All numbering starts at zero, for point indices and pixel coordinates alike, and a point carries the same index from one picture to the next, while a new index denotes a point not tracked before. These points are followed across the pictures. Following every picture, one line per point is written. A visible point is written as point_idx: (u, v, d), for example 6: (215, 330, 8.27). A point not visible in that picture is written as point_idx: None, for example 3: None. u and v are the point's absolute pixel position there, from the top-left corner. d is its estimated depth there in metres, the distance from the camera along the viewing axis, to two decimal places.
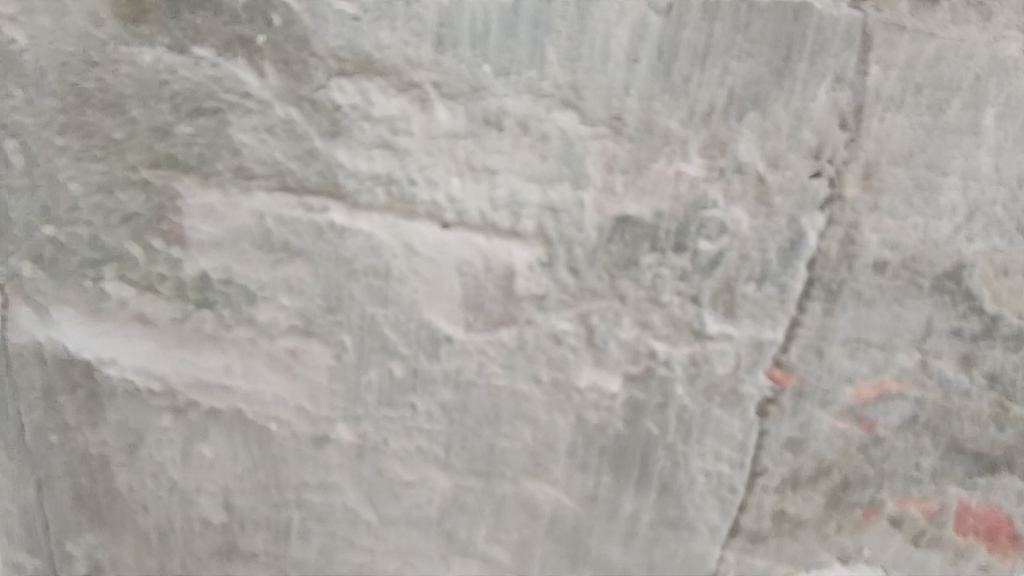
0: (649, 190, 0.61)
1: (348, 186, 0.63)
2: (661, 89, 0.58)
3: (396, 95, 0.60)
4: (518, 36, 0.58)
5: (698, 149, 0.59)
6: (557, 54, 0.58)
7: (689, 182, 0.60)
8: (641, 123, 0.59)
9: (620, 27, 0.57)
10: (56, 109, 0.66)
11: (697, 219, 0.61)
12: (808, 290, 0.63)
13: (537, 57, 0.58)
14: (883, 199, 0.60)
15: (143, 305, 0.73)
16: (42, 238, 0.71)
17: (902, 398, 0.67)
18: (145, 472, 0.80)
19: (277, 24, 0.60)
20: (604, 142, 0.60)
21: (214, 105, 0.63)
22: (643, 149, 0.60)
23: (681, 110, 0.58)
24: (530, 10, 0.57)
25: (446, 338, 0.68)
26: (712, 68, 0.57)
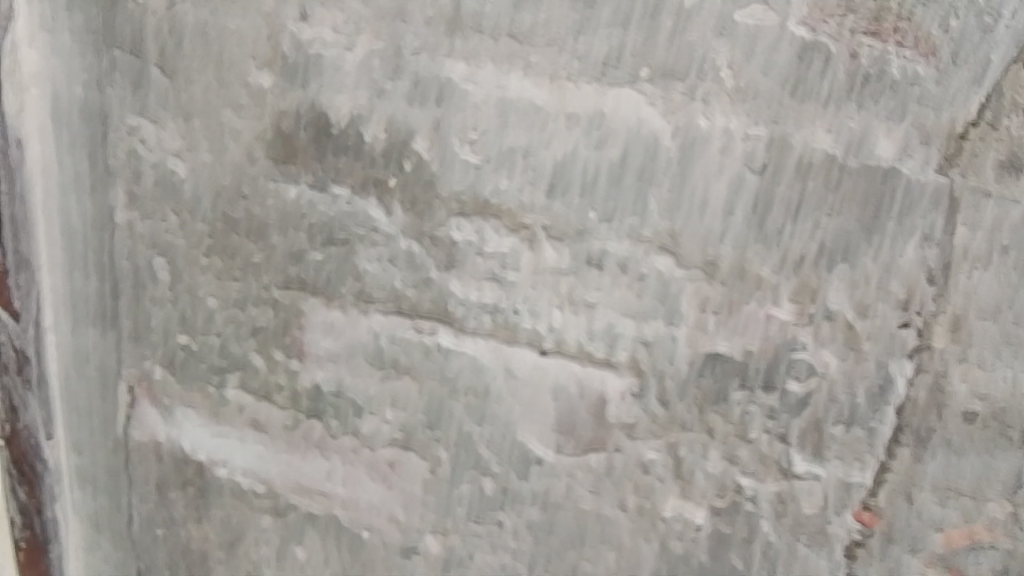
0: (740, 329, 0.64)
1: (457, 313, 0.69)
2: (756, 239, 0.61)
3: (508, 235, 0.65)
4: (624, 187, 0.62)
5: (790, 294, 0.62)
6: (659, 204, 0.62)
7: (781, 324, 0.63)
8: (735, 268, 0.62)
9: (717, 182, 0.60)
10: (205, 232, 0.73)
11: (786, 360, 0.64)
12: (898, 435, 0.64)
13: (639, 205, 0.62)
14: (971, 350, 0.62)
15: (259, 411, 0.80)
16: (176, 344, 0.79)
17: (992, 546, 0.66)
18: (240, 570, 0.85)
19: (408, 169, 0.65)
20: (698, 285, 0.63)
21: (345, 236, 0.69)
22: (736, 293, 0.63)
23: (774, 259, 0.62)
24: (638, 165, 0.61)
25: (537, 459, 0.72)
26: (804, 222, 0.60)
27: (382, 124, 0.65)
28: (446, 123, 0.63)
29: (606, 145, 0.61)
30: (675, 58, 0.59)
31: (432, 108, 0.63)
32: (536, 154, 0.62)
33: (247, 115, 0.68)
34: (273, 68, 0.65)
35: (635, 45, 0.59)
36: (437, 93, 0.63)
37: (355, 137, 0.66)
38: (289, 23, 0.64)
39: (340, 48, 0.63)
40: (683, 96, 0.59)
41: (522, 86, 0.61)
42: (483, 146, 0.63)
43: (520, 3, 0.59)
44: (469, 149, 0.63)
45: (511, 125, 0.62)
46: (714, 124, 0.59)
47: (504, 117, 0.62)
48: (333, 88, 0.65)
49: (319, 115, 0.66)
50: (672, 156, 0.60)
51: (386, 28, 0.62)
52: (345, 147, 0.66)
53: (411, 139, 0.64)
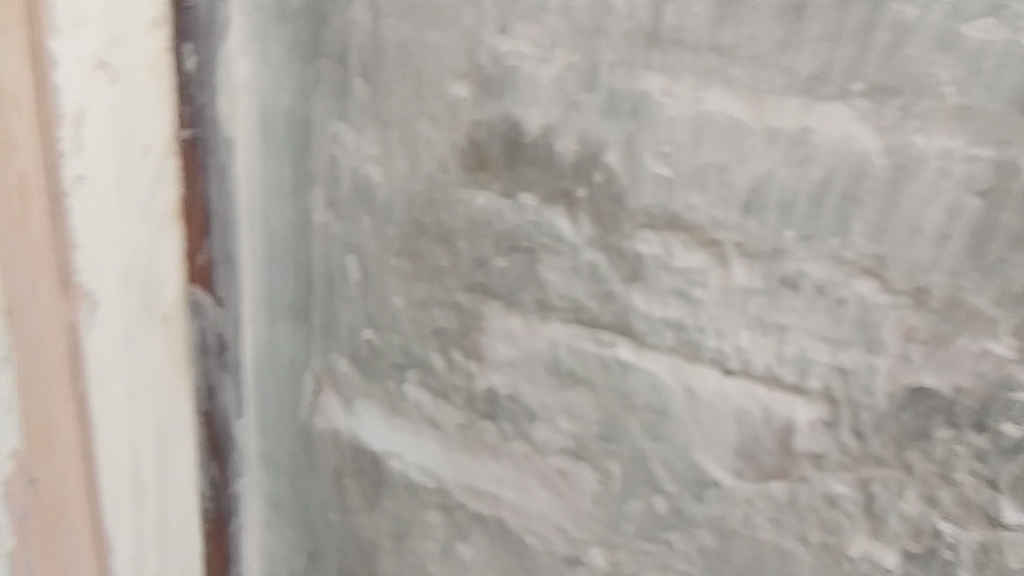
0: (949, 365, 0.59)
1: (639, 327, 0.68)
2: (973, 268, 0.57)
3: (696, 251, 0.64)
4: (825, 209, 0.59)
5: (1010, 328, 0.57)
6: (865, 227, 0.58)
7: (996, 362, 0.58)
8: (946, 299, 0.58)
9: (931, 206, 0.56)
10: (397, 236, 0.77)
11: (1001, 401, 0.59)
12: None
13: (842, 227, 0.59)
14: None
15: (436, 410, 0.82)
16: (362, 340, 0.83)
17: None
18: (409, 561, 0.89)
19: (598, 182, 0.65)
20: (903, 315, 0.59)
21: (531, 245, 0.70)
22: (947, 326, 0.59)
23: (991, 291, 0.57)
24: (843, 186, 0.58)
25: (715, 482, 0.70)
26: None
27: (575, 137, 0.65)
28: (639, 137, 0.63)
29: (809, 163, 0.58)
30: (890, 75, 0.55)
31: (626, 122, 0.63)
32: (732, 172, 0.61)
33: (443, 125, 0.70)
34: (470, 79, 0.67)
35: (847, 59, 0.56)
36: (631, 108, 0.62)
37: (546, 149, 0.66)
38: (487, 36, 0.65)
39: (537, 60, 0.64)
40: (898, 113, 0.56)
41: (721, 102, 0.59)
42: (677, 161, 0.62)
43: (723, 16, 0.57)
44: (661, 163, 0.63)
45: (707, 140, 0.60)
46: (932, 143, 0.55)
47: (700, 131, 0.61)
48: (528, 102, 0.66)
49: (513, 128, 0.67)
50: (882, 176, 0.57)
51: (584, 42, 0.62)
52: (535, 159, 0.67)
53: (603, 152, 0.64)
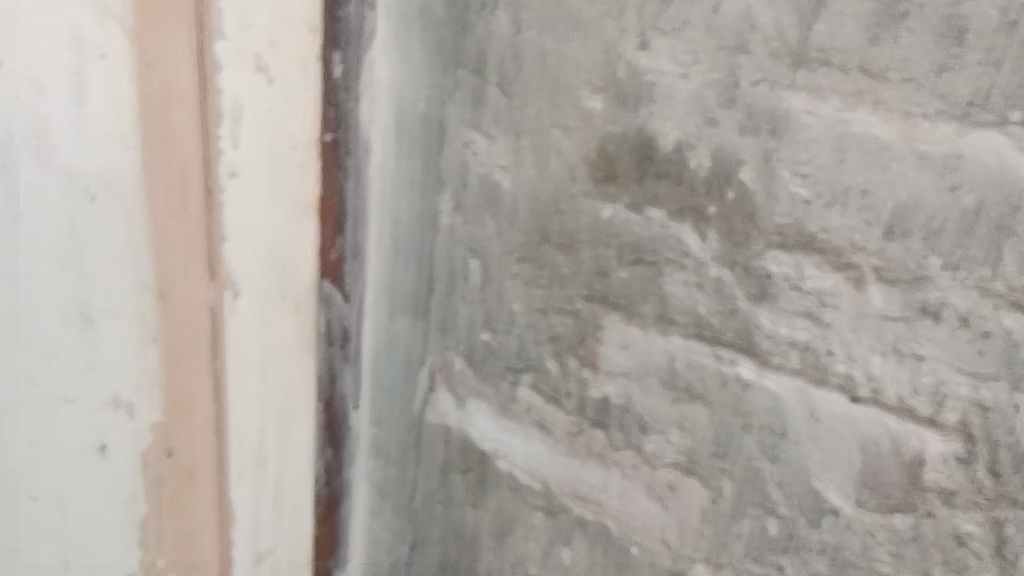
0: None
1: (762, 345, 0.67)
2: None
3: (830, 272, 0.62)
4: (976, 237, 0.56)
5: None
6: (1019, 256, 0.54)
7: None
8: None
9: None
10: (520, 242, 0.78)
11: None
12: None
13: (993, 256, 0.56)
14: None
15: (546, 414, 0.83)
16: (478, 340, 0.85)
17: None
18: (508, 560, 0.91)
19: (730, 200, 0.65)
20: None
21: (655, 257, 0.70)
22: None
23: None
24: (997, 215, 0.55)
25: (832, 509, 0.68)
26: None
27: (709, 152, 0.65)
28: (777, 155, 0.62)
29: (962, 190, 0.55)
30: None
31: (765, 140, 0.62)
32: (874, 194, 0.59)
33: (574, 135, 0.71)
34: (606, 93, 0.68)
35: (1009, 84, 0.53)
36: (771, 125, 0.61)
37: (678, 163, 0.66)
38: (626, 50, 0.66)
39: (676, 75, 0.64)
40: None
41: (869, 124, 0.58)
42: (818, 181, 0.61)
43: (878, 40, 0.56)
44: (799, 182, 0.61)
45: (851, 162, 0.59)
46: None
47: (843, 152, 0.59)
48: (663, 115, 0.66)
49: (646, 140, 0.67)
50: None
51: (726, 58, 0.62)
52: (667, 172, 0.67)
53: (738, 168, 0.64)
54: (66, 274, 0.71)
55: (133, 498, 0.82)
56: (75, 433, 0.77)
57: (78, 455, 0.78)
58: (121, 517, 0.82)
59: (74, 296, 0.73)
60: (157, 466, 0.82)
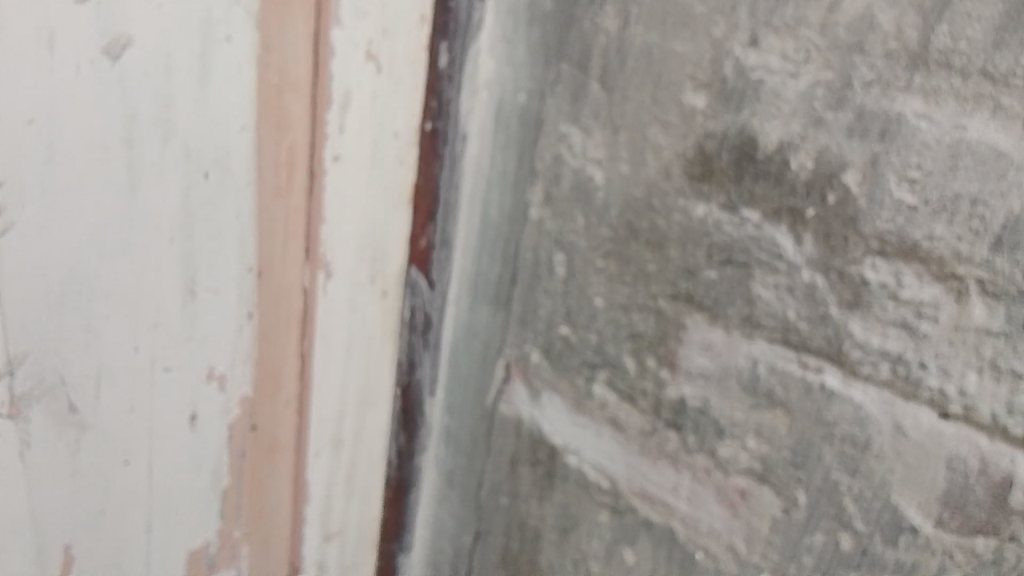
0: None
1: (851, 355, 0.67)
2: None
3: (931, 283, 0.62)
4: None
5: None
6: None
7: None
8: None
9: None
10: (607, 237, 0.79)
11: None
12: None
13: None
14: None
15: (620, 412, 0.84)
16: (558, 334, 0.86)
17: None
18: (571, 556, 0.91)
19: (831, 203, 0.65)
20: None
21: (746, 259, 0.70)
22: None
23: None
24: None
25: (911, 527, 0.67)
26: None
27: (812, 154, 0.65)
28: (885, 159, 0.62)
29: None
30: None
31: (873, 143, 0.62)
32: (986, 204, 0.58)
33: (674, 133, 0.71)
34: (710, 90, 0.68)
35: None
36: (881, 128, 0.61)
37: (780, 164, 0.66)
38: (735, 47, 0.66)
39: (785, 74, 0.64)
40: None
41: (987, 130, 0.57)
42: (926, 187, 0.60)
43: (1004, 43, 0.55)
44: (906, 188, 0.61)
45: (964, 168, 0.58)
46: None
47: (957, 159, 0.59)
48: (767, 115, 0.66)
49: (747, 140, 0.68)
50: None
51: (839, 58, 0.62)
52: (767, 173, 0.67)
53: (842, 172, 0.64)
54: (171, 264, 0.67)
55: (221, 490, 0.82)
56: (174, 438, 0.74)
57: (179, 458, 0.76)
58: (204, 494, 0.80)
59: (180, 294, 0.69)
60: (245, 449, 0.83)
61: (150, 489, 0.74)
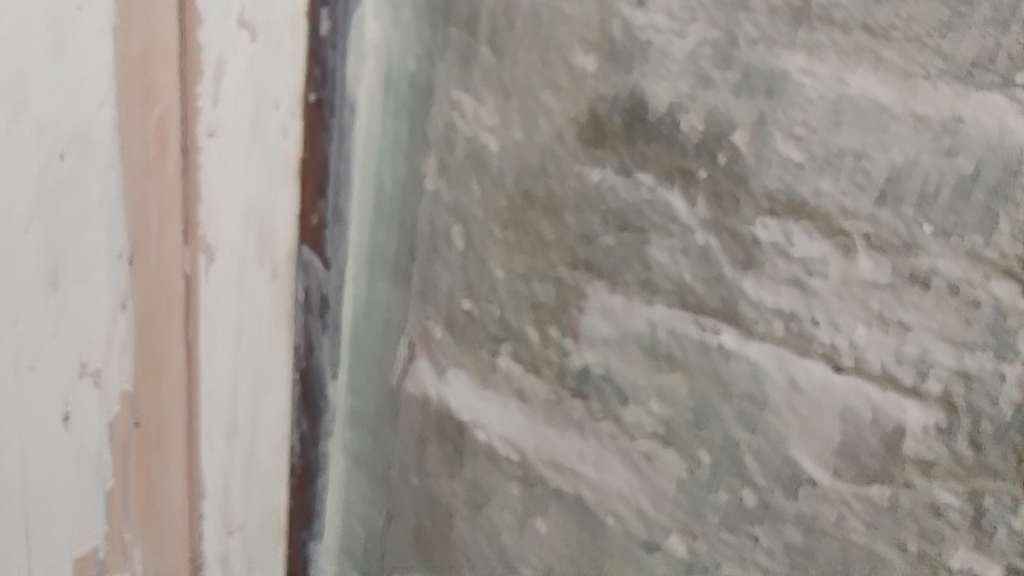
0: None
1: (746, 314, 0.68)
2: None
3: (819, 239, 0.63)
4: (971, 202, 0.57)
5: None
6: (1012, 227, 0.57)
7: None
8: None
9: None
10: (504, 206, 0.77)
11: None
12: None
13: (986, 224, 0.57)
14: None
15: (525, 383, 0.83)
16: (459, 308, 0.84)
17: None
18: (482, 531, 0.90)
19: (721, 163, 0.65)
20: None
21: (641, 224, 0.70)
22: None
23: None
24: (993, 179, 0.56)
25: (809, 479, 0.69)
26: None
27: (701, 114, 0.65)
28: (771, 116, 0.62)
29: (959, 154, 0.57)
30: None
31: (759, 101, 0.62)
32: (869, 158, 0.60)
33: (565, 97, 0.70)
34: (599, 51, 0.68)
35: (1014, 46, 0.54)
36: (766, 86, 0.62)
37: (670, 126, 0.67)
38: (622, 8, 0.66)
39: (671, 34, 0.64)
40: None
41: (867, 83, 0.58)
42: (811, 144, 0.61)
43: None
44: (792, 146, 0.62)
45: (846, 123, 0.60)
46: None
47: (839, 114, 0.60)
48: (656, 76, 0.66)
49: (638, 102, 0.67)
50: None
51: (722, 17, 0.62)
52: (657, 135, 0.67)
53: (730, 131, 0.64)
54: (31, 254, 0.60)
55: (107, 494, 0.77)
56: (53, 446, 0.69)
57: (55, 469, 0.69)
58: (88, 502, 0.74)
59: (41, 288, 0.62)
60: (130, 445, 0.78)
61: (24, 500, 0.67)
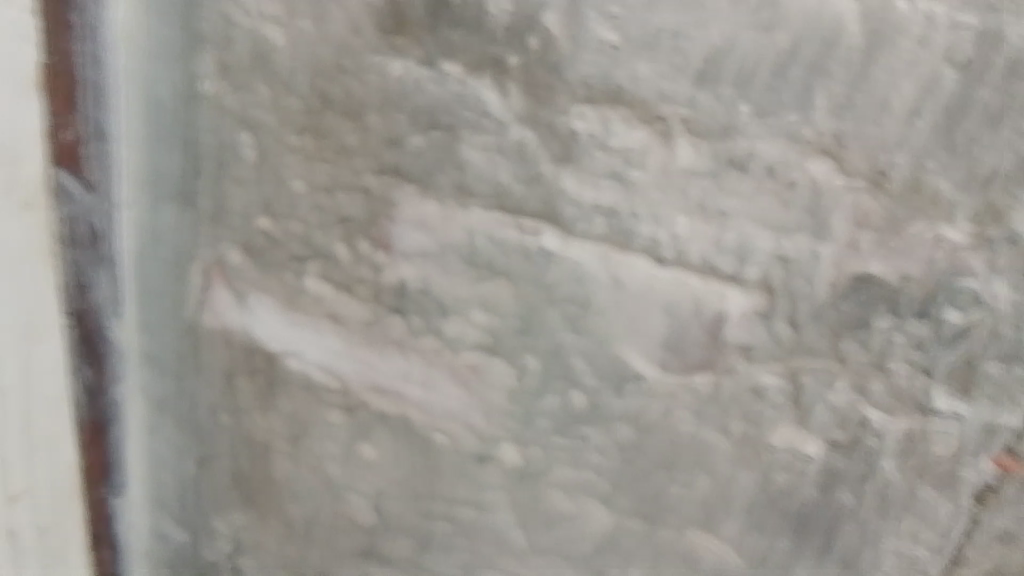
0: (902, 252, 0.62)
1: (566, 214, 0.65)
2: (942, 147, 0.58)
3: (638, 128, 0.61)
4: (789, 79, 0.58)
5: (968, 215, 0.60)
6: (829, 101, 0.58)
7: (950, 249, 0.61)
8: (908, 181, 0.59)
9: (906, 78, 0.57)
10: (298, 109, 0.68)
11: (947, 288, 0.62)
12: None
13: (804, 101, 0.58)
14: None
15: (337, 304, 0.76)
16: (256, 228, 0.75)
17: None
18: (305, 465, 0.84)
19: (533, 49, 0.60)
20: (860, 197, 0.60)
21: (451, 121, 0.64)
22: (903, 210, 0.60)
23: (955, 173, 0.59)
24: (811, 55, 0.57)
25: (637, 375, 0.70)
26: (1002, 132, 0.57)
27: None
28: None
29: (777, 30, 0.57)
30: None
31: None
32: (687, 38, 0.58)
33: None
34: None
35: None
36: None
37: (476, 10, 0.60)
38: None
39: None
40: None
41: None
42: (627, 24, 0.58)
43: None
44: (607, 26, 0.59)
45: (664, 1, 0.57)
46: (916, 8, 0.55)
47: None
48: None
49: None
50: (856, 45, 0.56)
51: None
52: (462, 21, 0.61)
53: (541, 13, 0.59)
54: None
55: None
56: None
57: None
58: None
59: None
60: None
61: None
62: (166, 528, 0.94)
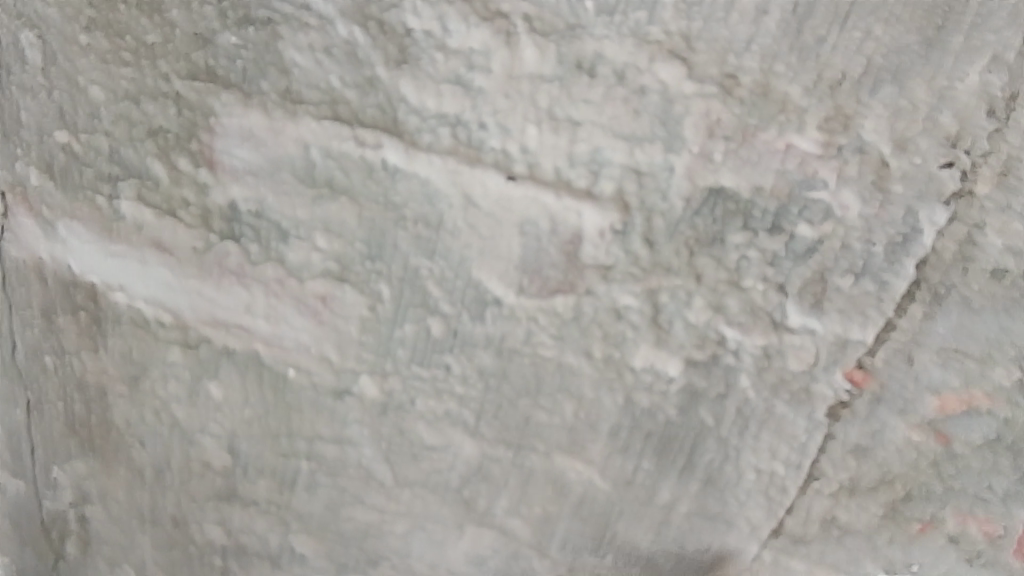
0: (749, 162, 0.59)
1: (407, 123, 0.60)
2: (790, 48, 0.56)
3: (477, 25, 0.57)
4: None
5: (818, 122, 0.57)
6: None
7: (800, 158, 0.58)
8: (757, 85, 0.57)
9: None
10: (87, 3, 0.63)
11: (800, 200, 0.59)
12: (913, 290, 0.61)
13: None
14: (1015, 201, 0.58)
15: (161, 230, 0.67)
16: (55, 145, 0.67)
17: (990, 414, 0.64)
18: (145, 407, 0.75)
19: None
20: (708, 104, 0.57)
21: (268, 14, 0.59)
22: (754, 117, 0.57)
23: (807, 76, 0.57)
24: None
25: (495, 300, 0.65)
26: (853, 30, 0.55)
27: None
28: None
29: None
30: None
31: None
32: None
33: None
34: None
35: None
36: None
37: None
38: None
39: None
40: None
41: None
42: None
43: None
44: None
45: None
46: None
47: None
48: None
49: None
50: None
51: None
52: None
53: None
54: None
55: None
56: None
57: None
58: None
59: None
60: None
61: None
62: (2, 484, 0.83)
